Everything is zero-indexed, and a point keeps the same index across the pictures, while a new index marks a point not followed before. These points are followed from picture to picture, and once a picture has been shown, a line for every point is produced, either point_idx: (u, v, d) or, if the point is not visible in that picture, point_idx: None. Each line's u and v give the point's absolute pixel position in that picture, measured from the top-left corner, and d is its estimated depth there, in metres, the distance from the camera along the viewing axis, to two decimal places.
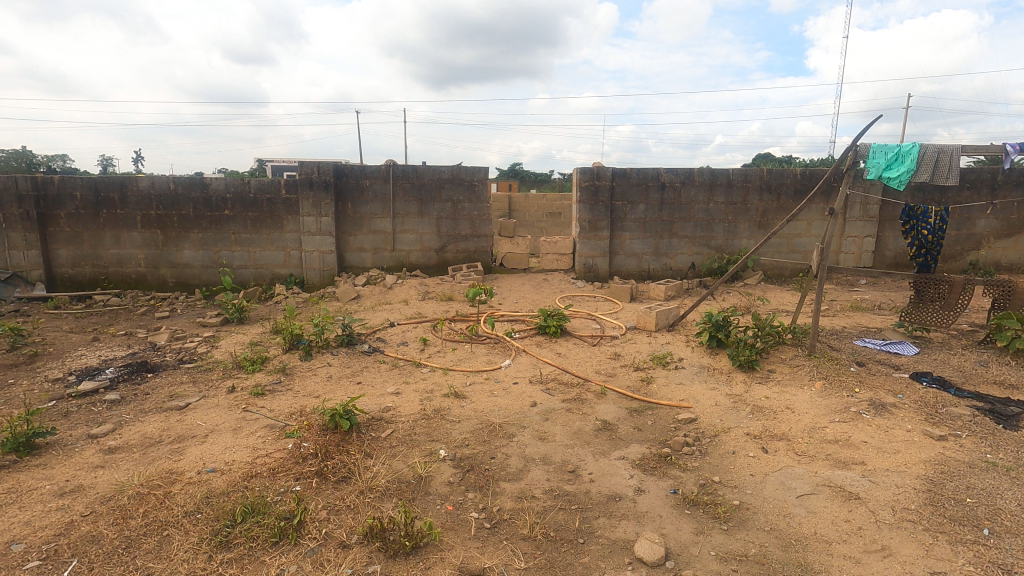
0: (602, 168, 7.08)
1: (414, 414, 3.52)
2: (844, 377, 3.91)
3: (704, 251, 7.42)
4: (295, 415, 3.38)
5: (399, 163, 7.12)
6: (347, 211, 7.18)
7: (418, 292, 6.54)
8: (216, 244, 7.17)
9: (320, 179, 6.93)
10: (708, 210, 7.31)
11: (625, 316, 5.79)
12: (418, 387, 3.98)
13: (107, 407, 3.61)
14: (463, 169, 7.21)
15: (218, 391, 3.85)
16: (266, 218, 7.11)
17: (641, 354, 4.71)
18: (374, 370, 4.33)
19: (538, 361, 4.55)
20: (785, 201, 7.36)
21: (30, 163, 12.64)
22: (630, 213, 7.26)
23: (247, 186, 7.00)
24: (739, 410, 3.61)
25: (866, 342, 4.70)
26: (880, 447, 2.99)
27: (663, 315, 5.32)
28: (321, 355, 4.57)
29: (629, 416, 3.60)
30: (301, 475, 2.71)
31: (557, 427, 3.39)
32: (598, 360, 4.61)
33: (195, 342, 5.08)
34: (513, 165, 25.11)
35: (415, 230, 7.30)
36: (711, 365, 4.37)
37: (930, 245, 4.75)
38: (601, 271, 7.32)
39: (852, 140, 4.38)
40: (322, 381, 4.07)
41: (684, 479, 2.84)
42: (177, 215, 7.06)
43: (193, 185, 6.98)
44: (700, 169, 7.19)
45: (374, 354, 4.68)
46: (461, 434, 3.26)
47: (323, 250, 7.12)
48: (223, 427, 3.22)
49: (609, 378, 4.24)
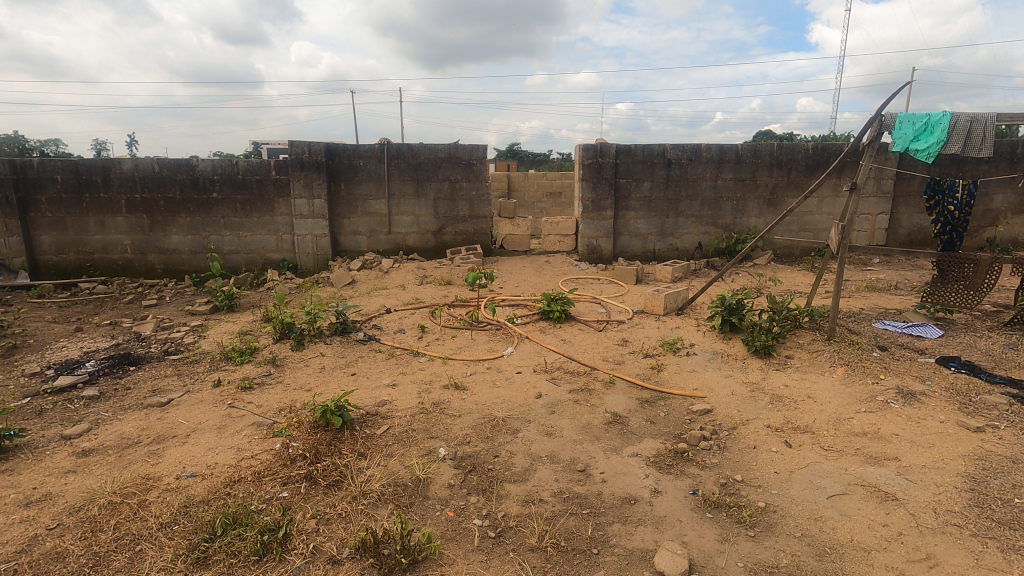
0: (605, 144, 6.77)
1: (411, 408, 3.31)
2: (867, 363, 3.68)
3: (712, 230, 7.15)
4: (284, 411, 3.16)
5: (394, 142, 6.82)
6: (340, 192, 6.90)
7: (416, 277, 6.29)
8: (205, 229, 6.89)
9: (311, 160, 6.64)
10: (716, 187, 7.03)
11: (631, 300, 5.55)
12: (416, 379, 3.76)
13: (84, 404, 3.39)
14: (461, 146, 6.90)
15: (203, 385, 3.62)
16: (256, 200, 6.83)
17: (651, 340, 4.48)
18: (369, 360, 4.12)
19: (542, 349, 4.32)
20: (796, 177, 7.08)
21: (19, 147, 12.36)
22: (635, 191, 6.97)
23: (236, 166, 6.70)
24: (758, 400, 3.40)
25: (887, 324, 4.48)
26: (913, 440, 2.78)
27: (673, 298, 5.09)
28: (314, 345, 4.34)
29: (641, 408, 3.39)
30: (288, 480, 2.49)
31: (564, 421, 3.17)
32: (605, 346, 4.39)
33: (181, 332, 4.84)
34: (511, 144, 24.49)
35: (411, 212, 7.03)
36: (725, 350, 4.16)
37: (956, 223, 4.46)
38: (604, 252, 7.07)
39: (877, 109, 4.07)
40: (314, 373, 3.85)
41: (704, 478, 2.63)
42: (163, 198, 6.78)
43: (178, 167, 6.69)
44: (708, 145, 6.88)
45: (370, 343, 4.45)
46: (462, 430, 3.05)
47: (316, 233, 6.85)
48: (207, 426, 3.00)
49: (617, 366, 4.02)
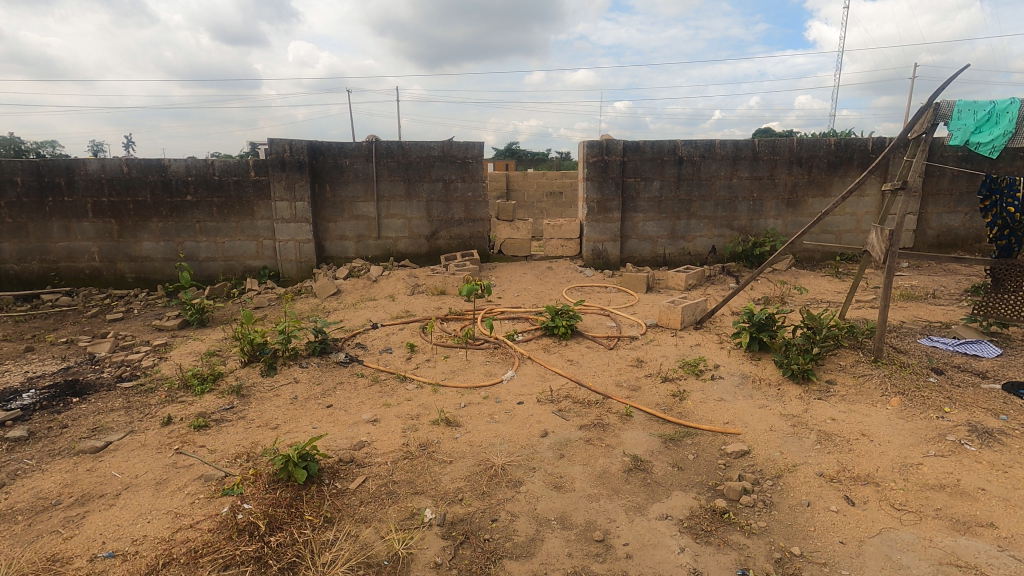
0: (611, 141, 6.26)
1: (394, 452, 2.79)
2: (927, 392, 3.16)
3: (726, 233, 6.64)
4: (239, 459, 2.63)
5: (383, 140, 6.31)
6: (325, 193, 6.38)
7: (406, 286, 5.78)
8: (179, 234, 6.37)
9: (293, 159, 6.12)
10: (731, 186, 6.52)
11: (643, 312, 5.04)
12: (402, 412, 3.24)
13: (7, 449, 2.86)
14: (455, 144, 6.38)
15: (151, 423, 3.08)
16: (233, 203, 6.31)
17: (669, 361, 3.97)
18: (349, 389, 3.60)
19: (546, 372, 3.80)
20: (818, 175, 6.58)
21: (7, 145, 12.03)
22: (644, 191, 6.45)
23: (211, 167, 6.19)
24: (803, 439, 2.88)
25: (935, 341, 3.97)
26: (1006, 498, 2.27)
27: (690, 310, 4.57)
28: (287, 369, 3.82)
29: (665, 449, 2.88)
30: (232, 562, 1.98)
31: (576, 468, 2.65)
32: (617, 368, 3.87)
33: (141, 353, 4.31)
34: (510, 143, 24.20)
35: (402, 215, 6.51)
36: (755, 373, 3.64)
37: (1018, 225, 3.92)
38: (611, 258, 6.56)
39: (931, 97, 3.61)
40: (283, 406, 3.33)
41: (752, 550, 2.12)
42: (133, 202, 6.26)
43: (149, 167, 6.18)
44: (723, 141, 6.37)
45: (351, 366, 3.94)
46: (452, 482, 2.54)
47: (299, 238, 6.32)
48: (144, 481, 2.47)
49: (633, 393, 3.51)
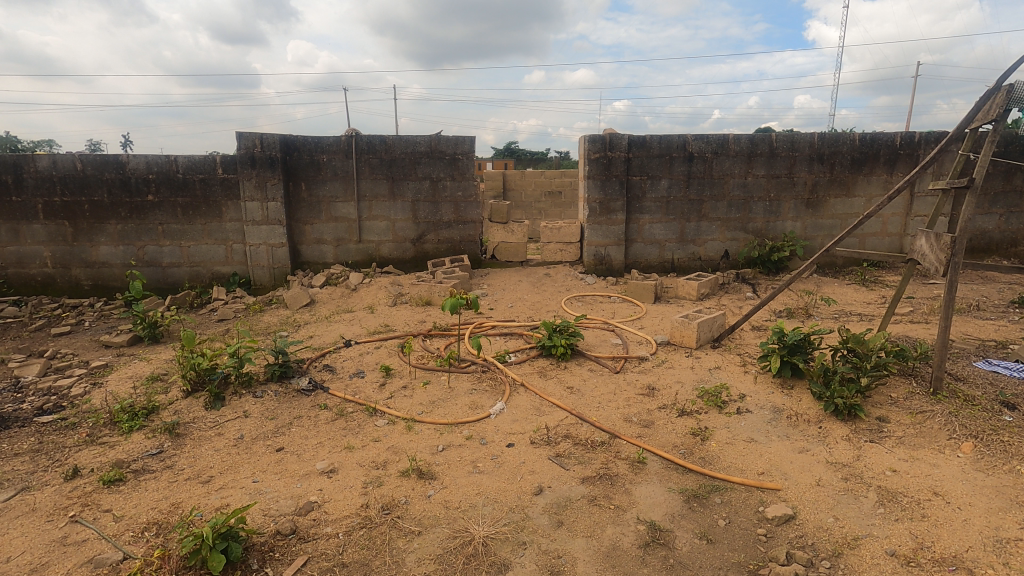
0: (615, 135, 5.68)
1: (348, 518, 2.21)
2: (1005, 434, 2.59)
3: (740, 236, 6.07)
4: (147, 534, 2.06)
5: (364, 134, 5.73)
6: (300, 193, 5.81)
7: (388, 296, 5.21)
8: (140, 237, 5.79)
9: (264, 155, 5.54)
10: (746, 186, 5.95)
11: (652, 327, 4.47)
12: (366, 459, 2.66)
13: None
14: (443, 139, 5.81)
15: (54, 475, 2.50)
16: (199, 203, 5.74)
17: (685, 389, 3.39)
18: (306, 425, 3.03)
19: (542, 403, 3.22)
20: (840, 173, 6.01)
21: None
22: (651, 190, 5.88)
23: (175, 163, 5.62)
24: (860, 498, 2.31)
25: (997, 365, 3.39)
26: None
27: (707, 327, 4.01)
28: (236, 400, 3.24)
29: (689, 510, 2.31)
30: None
31: (578, 543, 2.08)
32: (625, 399, 3.30)
33: (74, 377, 3.73)
34: (509, 143, 23.72)
35: (385, 216, 5.93)
36: (789, 406, 3.07)
37: None
38: (614, 263, 5.99)
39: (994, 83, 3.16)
40: (224, 450, 2.76)
41: None
42: (88, 202, 5.68)
43: (105, 164, 5.60)
44: (737, 136, 5.80)
45: (314, 396, 3.36)
46: (419, 566, 1.96)
47: (272, 242, 5.74)
48: (15, 568, 1.90)
49: (645, 432, 2.93)
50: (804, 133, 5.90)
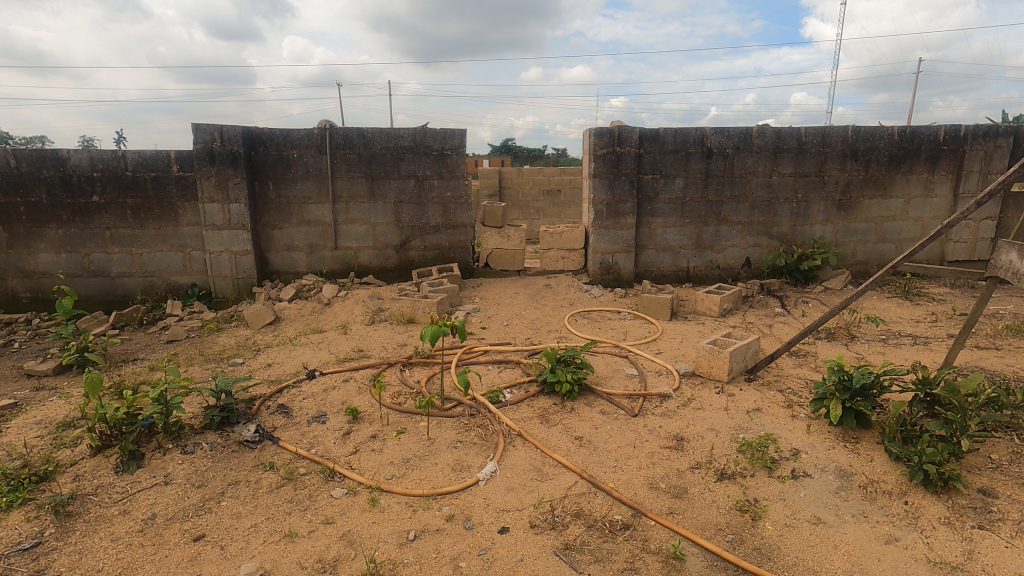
0: (624, 128, 5.01)
1: None
2: None
3: (764, 242, 5.42)
4: None
5: (339, 127, 5.05)
6: (267, 193, 5.12)
7: (365, 313, 4.53)
8: (85, 244, 5.09)
9: (224, 150, 4.85)
10: (770, 185, 5.29)
11: (671, 353, 3.80)
12: (313, 554, 1.99)
13: None
14: (430, 132, 5.14)
15: None
16: (152, 205, 5.04)
17: (722, 439, 2.73)
18: (242, 496, 2.35)
19: (545, 463, 2.55)
20: (876, 171, 5.35)
21: None
22: (664, 190, 5.22)
23: (123, 160, 4.93)
24: None
25: None
26: None
27: (740, 356, 3.35)
28: (157, 460, 2.56)
29: None
30: None
31: None
32: (648, 455, 2.63)
33: None
34: (505, 139, 23.04)
35: (364, 219, 5.24)
36: (861, 470, 2.41)
37: None
38: (623, 273, 5.32)
39: None
40: (125, 538, 2.08)
41: None
42: (24, 203, 4.97)
43: (43, 160, 4.89)
44: (761, 129, 5.14)
45: (259, 451, 2.69)
46: None
47: (234, 249, 5.05)
48: None
49: (679, 507, 2.27)
50: (837, 125, 5.24)
